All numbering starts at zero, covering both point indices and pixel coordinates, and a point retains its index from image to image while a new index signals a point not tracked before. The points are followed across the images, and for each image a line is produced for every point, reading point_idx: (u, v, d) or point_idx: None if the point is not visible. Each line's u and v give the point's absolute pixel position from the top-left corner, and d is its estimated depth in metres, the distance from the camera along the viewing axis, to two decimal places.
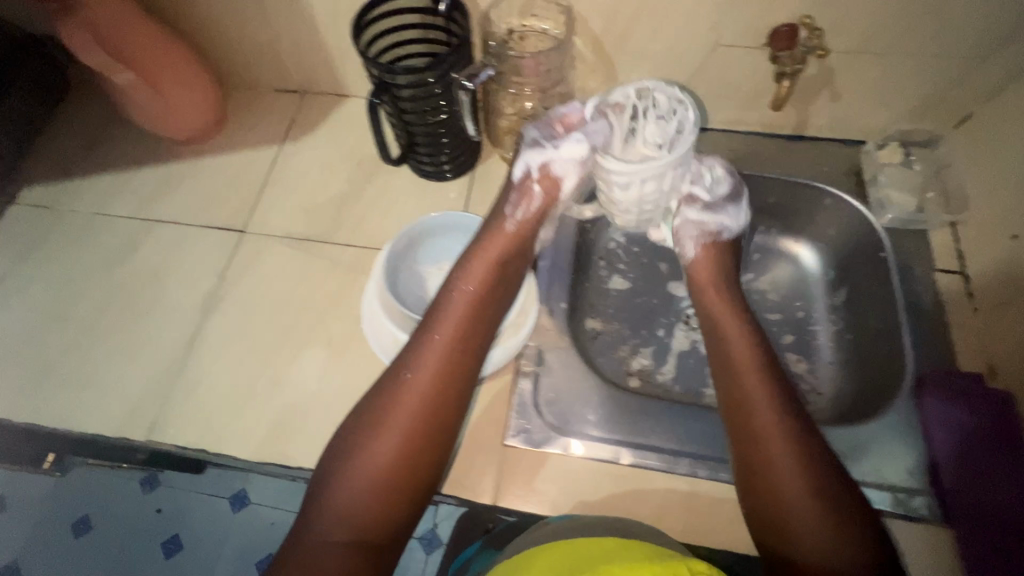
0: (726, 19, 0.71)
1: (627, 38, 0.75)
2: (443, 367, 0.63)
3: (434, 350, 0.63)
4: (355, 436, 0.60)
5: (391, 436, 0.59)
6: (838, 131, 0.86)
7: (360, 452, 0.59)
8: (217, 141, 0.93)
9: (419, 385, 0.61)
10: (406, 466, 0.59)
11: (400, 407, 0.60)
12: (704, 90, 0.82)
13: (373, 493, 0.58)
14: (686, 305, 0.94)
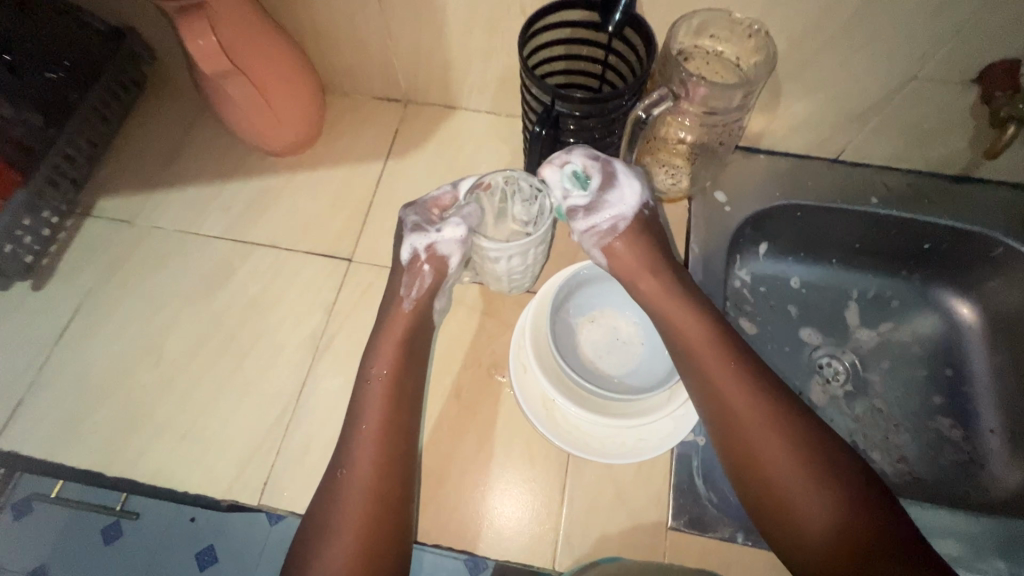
0: (936, 51, 0.62)
1: (807, 66, 0.67)
2: (380, 444, 0.55)
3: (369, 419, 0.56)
4: (321, 514, 0.53)
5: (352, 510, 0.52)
6: (1012, 174, 0.78)
7: (330, 537, 0.51)
8: (313, 153, 0.84)
9: (359, 460, 0.54)
10: (369, 546, 0.51)
11: (346, 501, 0.53)
12: (874, 125, 0.74)
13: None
14: (821, 356, 0.84)
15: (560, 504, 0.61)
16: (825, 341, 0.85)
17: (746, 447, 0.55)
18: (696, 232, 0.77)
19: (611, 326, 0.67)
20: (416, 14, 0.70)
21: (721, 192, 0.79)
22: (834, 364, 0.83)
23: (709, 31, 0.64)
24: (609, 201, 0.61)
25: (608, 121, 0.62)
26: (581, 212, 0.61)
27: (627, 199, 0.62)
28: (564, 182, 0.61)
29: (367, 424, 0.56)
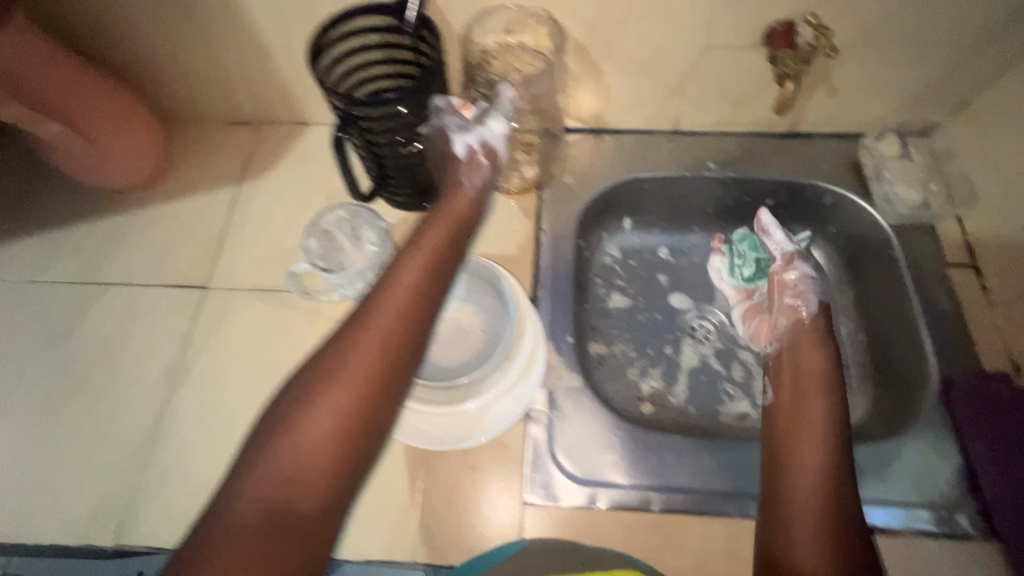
0: (720, 17, 0.66)
1: (613, 44, 0.70)
2: (414, 300, 0.54)
3: (409, 276, 0.55)
4: (321, 371, 0.49)
5: (359, 366, 0.49)
6: (832, 126, 0.82)
7: (319, 398, 0.48)
8: (166, 185, 0.83)
9: (387, 310, 0.53)
10: (370, 394, 0.49)
11: (362, 344, 0.50)
12: (695, 93, 0.77)
13: (325, 449, 0.47)
14: (691, 317, 0.88)
15: (419, 498, 0.62)
16: (693, 302, 0.88)
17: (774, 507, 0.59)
18: (548, 214, 0.80)
19: (456, 319, 0.69)
20: (234, 34, 0.71)
21: (570, 175, 0.82)
22: (704, 323, 0.87)
23: (504, 28, 0.69)
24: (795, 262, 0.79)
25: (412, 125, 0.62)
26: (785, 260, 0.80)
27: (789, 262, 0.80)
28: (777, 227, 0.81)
29: (402, 277, 0.55)
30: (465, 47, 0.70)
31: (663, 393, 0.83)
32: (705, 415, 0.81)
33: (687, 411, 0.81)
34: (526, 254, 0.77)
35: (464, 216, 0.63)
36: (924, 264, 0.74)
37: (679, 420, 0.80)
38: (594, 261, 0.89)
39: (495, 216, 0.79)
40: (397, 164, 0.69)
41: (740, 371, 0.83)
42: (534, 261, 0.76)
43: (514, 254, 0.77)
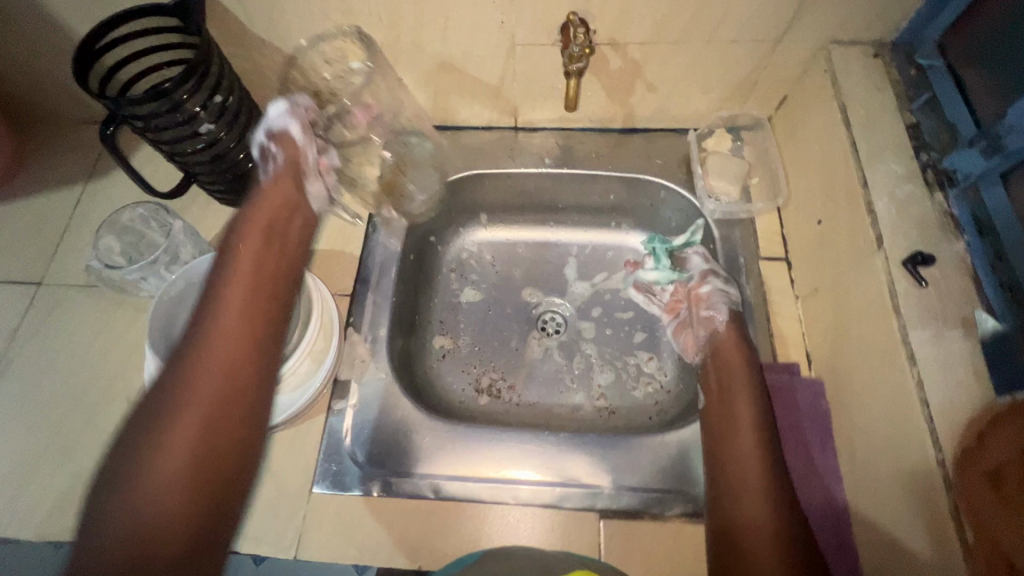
0: (512, 17, 0.66)
1: (420, 43, 0.71)
2: (241, 310, 0.56)
3: (234, 299, 0.56)
4: (162, 415, 0.49)
5: (203, 398, 0.51)
6: (666, 121, 0.83)
7: (202, 349, 0.53)
8: (15, 183, 0.84)
9: (222, 339, 0.54)
10: (249, 331, 0.56)
11: (226, 286, 0.57)
12: (520, 91, 0.78)
13: (182, 481, 0.48)
14: (540, 311, 0.89)
15: None
16: (543, 296, 0.89)
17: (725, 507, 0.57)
18: (381, 211, 0.81)
19: None
20: (54, 35, 0.73)
21: (408, 172, 0.84)
22: (553, 316, 0.88)
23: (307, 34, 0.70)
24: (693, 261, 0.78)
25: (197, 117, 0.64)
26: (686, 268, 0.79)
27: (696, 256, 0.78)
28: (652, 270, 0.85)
29: (233, 299, 0.56)
30: (274, 46, 0.72)
31: (502, 385, 0.84)
32: (541, 408, 0.82)
33: (523, 403, 0.83)
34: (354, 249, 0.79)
35: (291, 170, 0.65)
36: (739, 257, 0.76)
37: (513, 412, 0.82)
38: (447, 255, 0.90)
39: (329, 212, 0.81)
40: (199, 162, 0.71)
41: (581, 363, 0.85)
42: (360, 256, 0.78)
43: (342, 250, 0.78)
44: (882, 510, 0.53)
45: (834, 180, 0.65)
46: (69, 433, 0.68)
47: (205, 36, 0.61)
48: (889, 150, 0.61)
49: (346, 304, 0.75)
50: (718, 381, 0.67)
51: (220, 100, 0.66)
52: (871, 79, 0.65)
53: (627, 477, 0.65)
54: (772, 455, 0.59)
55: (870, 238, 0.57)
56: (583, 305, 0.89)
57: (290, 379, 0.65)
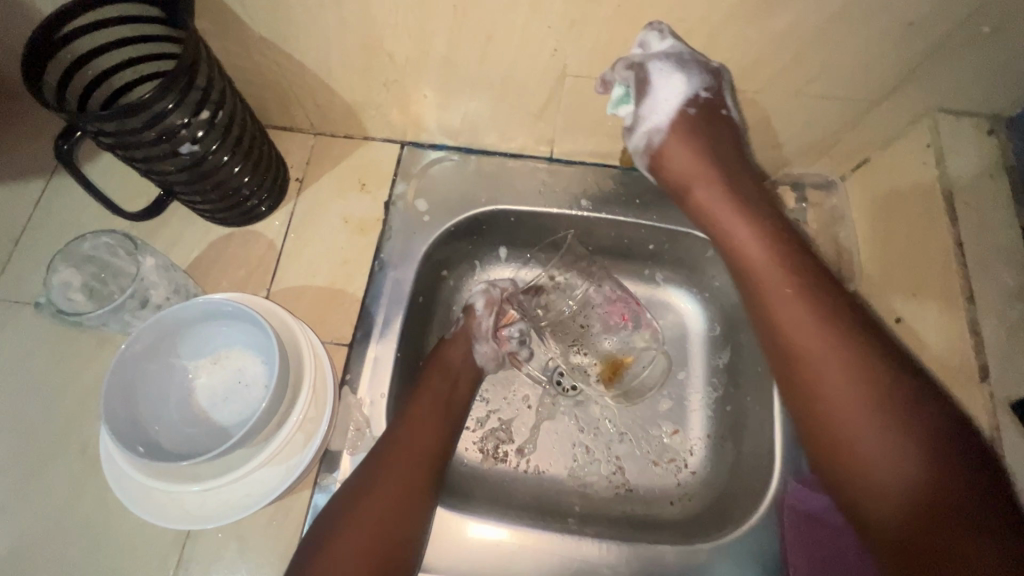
0: (568, 46, 0.55)
1: (453, 62, 0.59)
2: (421, 438, 0.60)
3: (426, 399, 0.64)
4: (348, 500, 0.55)
5: (390, 484, 0.56)
6: None
7: (380, 471, 0.57)
8: None
9: (403, 435, 0.60)
10: (410, 487, 0.57)
11: (413, 436, 0.60)
12: (562, 123, 0.67)
13: (355, 558, 0.52)
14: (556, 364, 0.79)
15: (175, 566, 0.56)
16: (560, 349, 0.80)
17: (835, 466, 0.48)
18: (388, 245, 0.71)
19: (236, 366, 0.57)
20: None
21: (423, 200, 0.73)
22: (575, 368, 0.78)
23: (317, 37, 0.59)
24: (645, 119, 0.60)
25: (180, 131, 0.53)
26: (629, 130, 0.63)
27: (664, 104, 0.59)
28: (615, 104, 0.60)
29: (423, 409, 0.63)
30: (276, 46, 0.59)
31: (509, 447, 0.75)
32: (550, 478, 0.74)
33: (531, 470, 0.74)
34: (356, 288, 0.69)
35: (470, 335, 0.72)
36: None
37: (519, 480, 0.73)
38: (459, 293, 0.79)
39: (331, 241, 0.71)
40: (177, 179, 0.59)
41: (599, 430, 0.76)
42: (362, 298, 0.68)
43: (344, 289, 0.69)
44: None
45: (925, 279, 0.56)
46: (11, 487, 0.58)
47: (191, 41, 0.49)
48: (999, 257, 0.52)
49: (342, 354, 0.65)
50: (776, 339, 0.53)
51: (208, 115, 0.55)
52: (983, 163, 0.55)
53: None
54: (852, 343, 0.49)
55: (970, 367, 0.49)
56: None
57: (270, 456, 0.54)
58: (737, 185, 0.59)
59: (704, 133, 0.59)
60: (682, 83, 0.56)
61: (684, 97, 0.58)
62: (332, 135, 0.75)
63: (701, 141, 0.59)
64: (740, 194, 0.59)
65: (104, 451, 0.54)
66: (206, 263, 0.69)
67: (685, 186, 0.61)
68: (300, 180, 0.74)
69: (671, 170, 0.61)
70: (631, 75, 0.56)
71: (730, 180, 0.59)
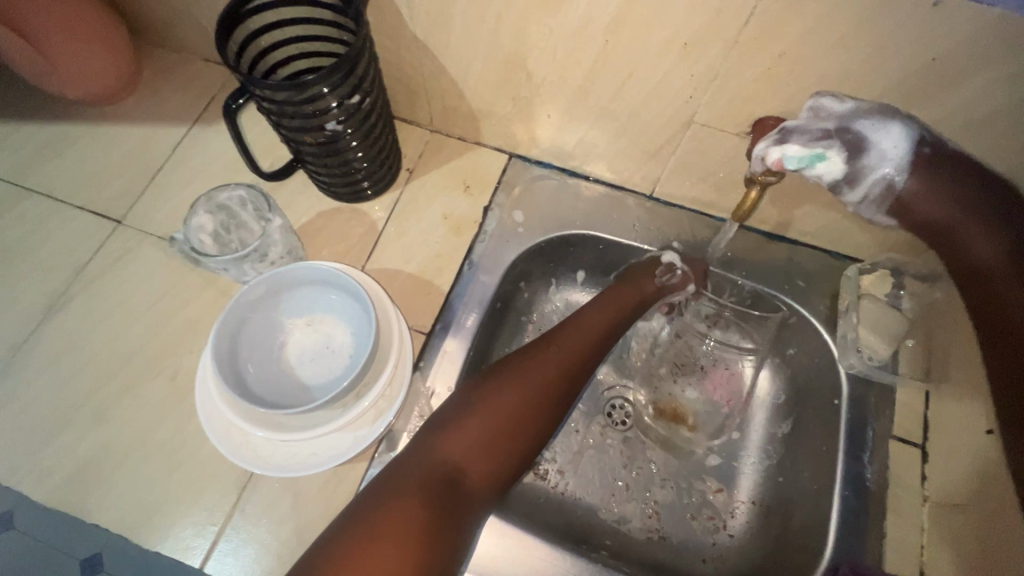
0: (704, 97, 0.56)
1: (586, 92, 0.62)
2: (547, 371, 0.59)
3: (592, 322, 0.64)
4: (493, 382, 0.57)
5: (533, 386, 0.57)
6: (824, 240, 0.72)
7: (497, 393, 0.56)
8: (120, 108, 0.79)
9: (563, 350, 0.61)
10: (523, 414, 0.56)
11: (539, 363, 0.59)
12: (674, 166, 0.68)
13: (483, 435, 0.53)
14: (611, 397, 0.80)
15: (231, 506, 0.59)
16: (619, 381, 0.80)
17: None
18: (480, 246, 0.74)
19: (328, 332, 0.60)
20: None
21: (521, 212, 0.75)
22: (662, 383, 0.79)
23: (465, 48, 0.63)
24: (871, 169, 0.48)
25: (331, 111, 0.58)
26: (845, 185, 0.50)
27: (893, 151, 0.48)
28: (804, 159, 0.49)
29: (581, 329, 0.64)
30: (426, 47, 0.64)
31: (552, 466, 0.76)
32: (585, 506, 0.74)
33: (569, 494, 0.75)
34: (442, 283, 0.72)
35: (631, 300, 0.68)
36: (865, 426, 0.65)
37: (555, 501, 0.74)
38: (532, 306, 0.81)
39: (428, 234, 0.74)
40: (311, 150, 0.64)
41: (642, 471, 0.76)
42: (447, 292, 0.71)
43: (431, 281, 0.72)
44: None
45: None
46: (107, 397, 0.64)
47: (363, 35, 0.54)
48: None
49: (419, 341, 0.68)
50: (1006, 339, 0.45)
51: (356, 101, 0.60)
52: None
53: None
54: None
55: None
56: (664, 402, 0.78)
57: (344, 425, 0.57)
58: (988, 234, 0.46)
59: (944, 182, 0.47)
60: (901, 131, 0.48)
61: (913, 139, 0.48)
62: (447, 135, 0.79)
63: (950, 187, 0.47)
64: (1007, 252, 0.45)
65: (199, 383, 0.59)
66: (311, 231, 0.73)
67: (942, 230, 0.48)
68: (410, 171, 0.78)
69: (919, 218, 0.49)
70: (833, 140, 0.48)
71: (995, 265, 0.45)
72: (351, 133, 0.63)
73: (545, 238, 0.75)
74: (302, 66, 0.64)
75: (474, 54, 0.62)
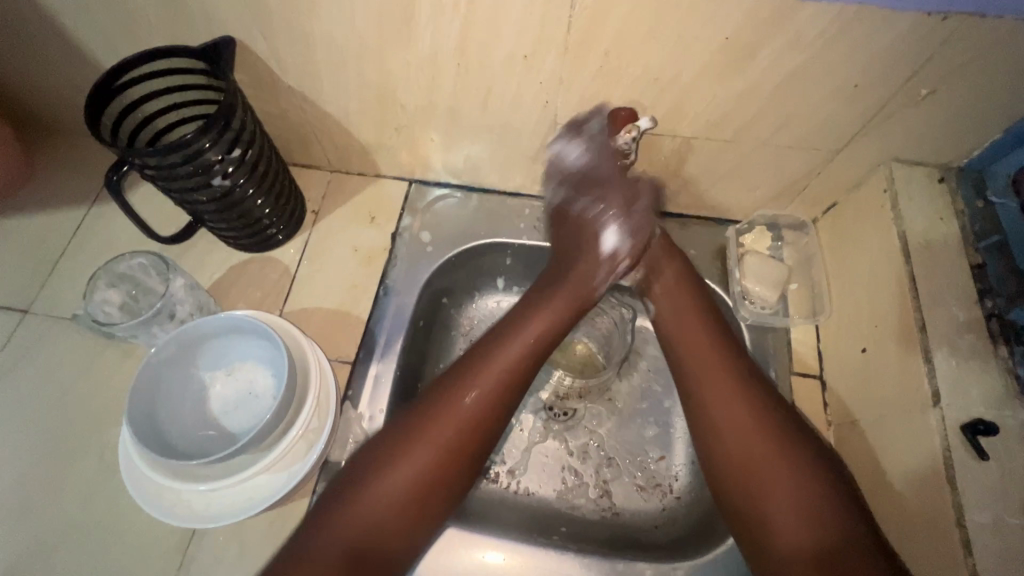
0: (558, 100, 0.62)
1: (457, 111, 0.67)
2: (449, 436, 0.57)
3: (465, 415, 0.58)
4: (392, 446, 0.56)
5: (420, 463, 0.56)
6: (704, 209, 0.78)
7: (400, 459, 0.56)
8: (14, 199, 0.79)
9: (431, 452, 0.56)
10: (425, 478, 0.56)
11: (437, 422, 0.57)
12: (555, 165, 0.74)
13: (346, 548, 0.53)
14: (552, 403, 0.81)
15: (175, 571, 0.59)
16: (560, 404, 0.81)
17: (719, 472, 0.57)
18: (392, 270, 0.77)
19: (249, 378, 0.62)
20: (67, 63, 0.67)
21: (427, 232, 0.79)
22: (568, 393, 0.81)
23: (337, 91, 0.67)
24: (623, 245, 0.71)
25: (217, 165, 0.61)
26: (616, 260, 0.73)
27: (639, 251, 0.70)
28: None
29: (474, 398, 0.59)
30: (302, 94, 0.67)
31: (501, 468, 0.77)
32: (539, 499, 0.76)
33: (521, 491, 0.76)
34: (362, 312, 0.74)
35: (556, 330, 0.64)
36: (769, 368, 0.71)
37: (509, 500, 0.75)
38: (457, 318, 0.84)
39: (341, 267, 0.77)
40: (206, 208, 0.66)
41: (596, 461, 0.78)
42: (367, 319, 0.74)
43: (350, 311, 0.74)
44: None
45: (888, 310, 0.60)
46: (26, 491, 0.62)
47: (229, 92, 0.58)
48: (948, 293, 0.56)
49: (346, 372, 0.70)
50: (698, 418, 0.59)
51: (238, 154, 0.63)
52: (934, 207, 0.61)
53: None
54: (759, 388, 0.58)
55: (924, 391, 0.53)
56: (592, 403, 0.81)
57: (276, 464, 0.58)
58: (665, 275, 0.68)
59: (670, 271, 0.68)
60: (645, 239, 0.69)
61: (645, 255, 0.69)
62: (347, 172, 0.83)
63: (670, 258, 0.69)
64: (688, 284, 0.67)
65: (122, 453, 0.59)
66: (225, 285, 0.75)
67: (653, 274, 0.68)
68: (315, 212, 0.81)
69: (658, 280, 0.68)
70: None
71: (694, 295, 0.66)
72: (243, 184, 0.66)
73: (456, 252, 0.78)
74: (185, 129, 0.66)
75: (346, 94, 0.66)
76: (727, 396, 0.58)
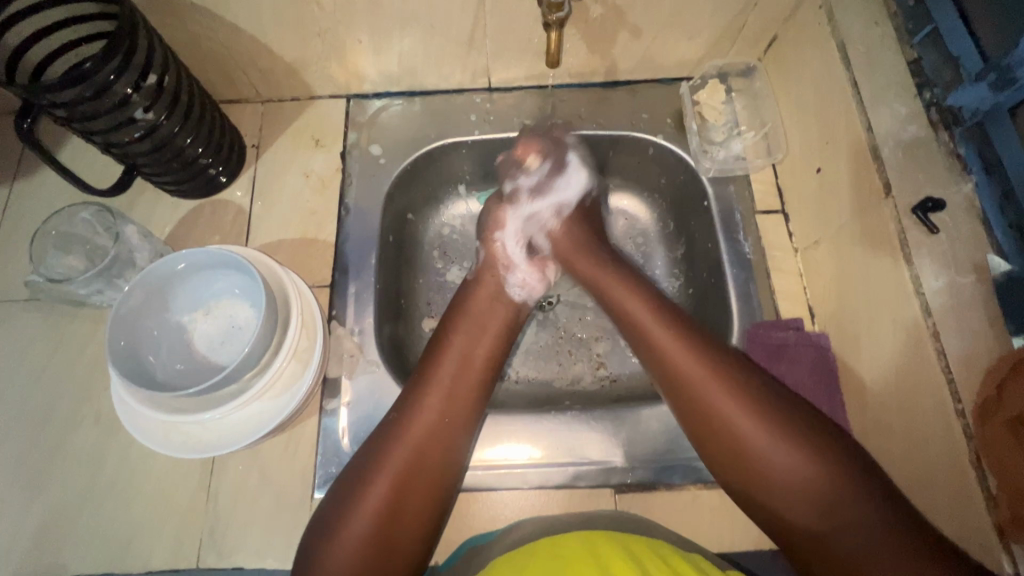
0: None
1: (378, 2, 0.63)
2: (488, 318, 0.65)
3: (430, 416, 0.57)
4: (434, 354, 0.62)
5: (464, 343, 0.62)
6: (651, 71, 0.77)
7: (443, 354, 0.61)
8: None
9: (442, 379, 0.59)
10: (479, 355, 0.62)
11: (465, 317, 0.65)
12: (493, 48, 0.71)
13: (416, 457, 0.55)
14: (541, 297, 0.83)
15: (205, 504, 0.61)
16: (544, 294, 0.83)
17: (718, 452, 0.54)
18: (350, 189, 0.75)
19: (228, 313, 0.61)
20: None
21: (378, 144, 0.77)
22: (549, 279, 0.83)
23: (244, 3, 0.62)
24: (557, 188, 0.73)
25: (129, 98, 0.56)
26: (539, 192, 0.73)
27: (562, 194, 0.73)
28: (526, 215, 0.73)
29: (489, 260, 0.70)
30: (208, 11, 0.62)
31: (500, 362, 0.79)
32: (540, 383, 0.79)
33: (521, 379, 0.79)
34: (328, 235, 0.73)
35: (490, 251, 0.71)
36: (735, 212, 0.73)
37: (512, 389, 0.78)
38: (425, 232, 0.83)
39: (297, 196, 0.75)
40: (135, 151, 0.63)
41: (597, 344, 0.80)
42: (334, 241, 0.72)
43: (316, 237, 0.73)
44: (906, 445, 0.53)
45: (837, 124, 0.62)
46: (30, 470, 0.62)
47: (125, 4, 0.53)
48: (889, 93, 0.58)
49: (327, 295, 0.70)
50: (688, 396, 0.56)
51: (155, 81, 0.59)
52: (867, 14, 0.62)
53: (636, 447, 0.65)
54: (733, 374, 0.55)
55: (876, 187, 0.56)
56: (571, 290, 0.83)
57: (273, 386, 0.59)
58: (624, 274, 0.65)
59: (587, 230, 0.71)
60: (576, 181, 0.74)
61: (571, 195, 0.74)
62: (280, 100, 0.79)
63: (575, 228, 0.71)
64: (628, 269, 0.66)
65: (118, 404, 0.59)
66: (182, 235, 0.72)
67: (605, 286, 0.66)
68: (256, 146, 0.77)
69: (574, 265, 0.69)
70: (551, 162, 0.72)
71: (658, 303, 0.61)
72: (166, 118, 0.62)
73: (409, 160, 0.76)
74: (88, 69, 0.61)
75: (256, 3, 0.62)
76: (737, 411, 0.53)
